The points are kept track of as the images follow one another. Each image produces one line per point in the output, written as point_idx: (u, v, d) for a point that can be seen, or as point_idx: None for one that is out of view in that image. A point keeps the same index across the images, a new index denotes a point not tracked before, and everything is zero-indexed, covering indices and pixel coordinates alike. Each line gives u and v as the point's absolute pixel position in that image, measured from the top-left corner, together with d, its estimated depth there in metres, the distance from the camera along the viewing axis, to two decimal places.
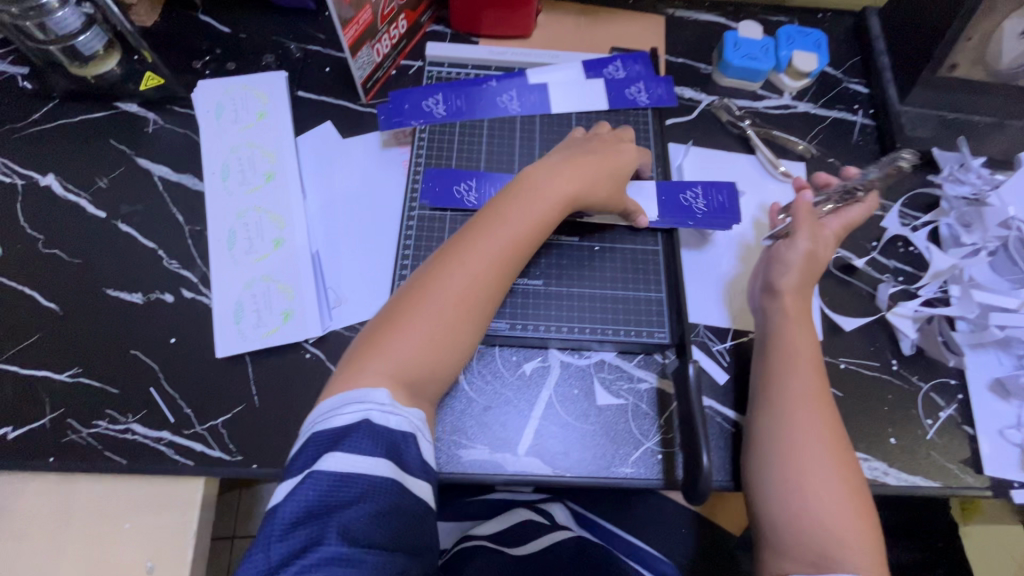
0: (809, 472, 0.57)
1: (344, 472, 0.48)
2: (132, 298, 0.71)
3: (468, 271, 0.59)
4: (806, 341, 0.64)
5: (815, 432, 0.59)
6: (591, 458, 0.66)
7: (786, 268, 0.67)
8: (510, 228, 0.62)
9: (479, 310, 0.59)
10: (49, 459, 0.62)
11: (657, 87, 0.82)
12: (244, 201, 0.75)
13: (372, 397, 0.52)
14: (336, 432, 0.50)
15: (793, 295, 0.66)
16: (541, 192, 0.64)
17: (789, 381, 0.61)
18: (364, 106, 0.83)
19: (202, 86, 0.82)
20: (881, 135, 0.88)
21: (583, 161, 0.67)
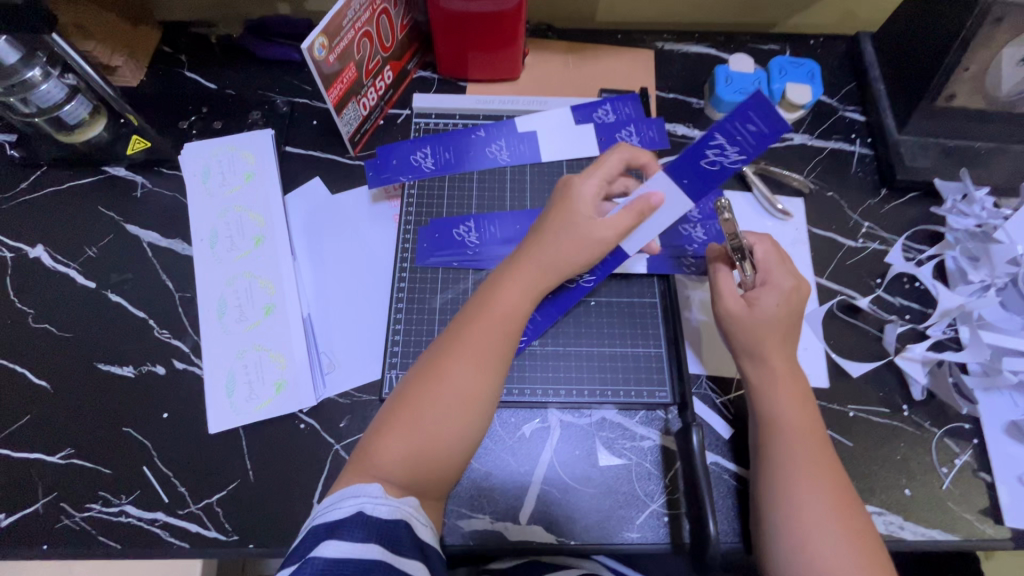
0: (819, 550, 0.52)
1: (339, 557, 0.47)
2: (123, 372, 0.69)
3: (466, 366, 0.57)
4: (794, 405, 0.59)
5: (819, 505, 0.54)
6: (597, 523, 0.64)
7: (755, 331, 0.61)
8: (480, 322, 0.59)
9: (458, 413, 0.55)
10: (42, 547, 0.61)
11: (649, 130, 0.81)
12: (233, 268, 0.74)
13: (364, 490, 0.52)
14: (333, 522, 0.50)
15: (774, 358, 0.61)
16: (511, 279, 0.61)
17: (780, 452, 0.57)
18: (353, 159, 0.82)
19: (189, 149, 0.81)
20: (880, 165, 0.86)
21: (551, 233, 0.62)
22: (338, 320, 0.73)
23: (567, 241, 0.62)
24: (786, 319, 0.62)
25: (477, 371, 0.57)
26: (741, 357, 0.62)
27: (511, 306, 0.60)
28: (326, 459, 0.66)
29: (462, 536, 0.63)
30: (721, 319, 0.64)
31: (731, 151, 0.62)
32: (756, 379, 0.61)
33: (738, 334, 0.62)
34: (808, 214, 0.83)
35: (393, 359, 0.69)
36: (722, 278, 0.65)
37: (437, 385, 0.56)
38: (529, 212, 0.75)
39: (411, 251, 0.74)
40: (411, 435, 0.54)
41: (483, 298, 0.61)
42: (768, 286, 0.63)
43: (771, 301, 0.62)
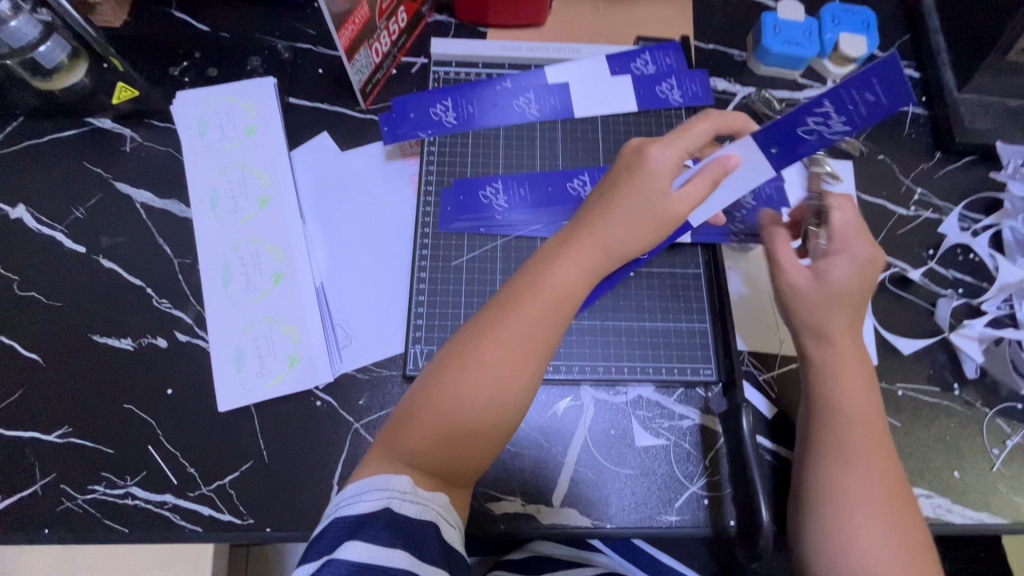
0: (859, 540, 0.49)
1: (363, 561, 0.41)
2: (121, 345, 0.64)
3: (503, 353, 0.50)
4: (857, 391, 0.54)
5: (868, 495, 0.50)
6: (633, 506, 0.60)
7: (818, 307, 0.56)
8: (521, 303, 0.52)
9: (494, 404, 0.50)
10: (44, 531, 0.57)
11: (690, 84, 0.74)
12: (237, 232, 0.68)
13: (392, 484, 0.47)
14: (358, 519, 0.45)
15: (840, 338, 0.55)
16: (561, 255, 0.54)
17: (833, 440, 0.53)
18: (364, 112, 0.75)
19: (181, 99, 0.73)
20: (936, 125, 0.79)
21: (614, 207, 0.55)
22: (355, 290, 0.67)
23: (635, 217, 0.54)
24: (856, 294, 0.56)
25: (516, 359, 0.50)
26: (802, 335, 0.57)
27: (560, 288, 0.52)
28: (346, 438, 0.61)
29: (491, 519, 0.60)
30: (781, 291, 0.59)
31: (834, 121, 0.55)
32: (818, 361, 0.56)
33: (799, 309, 0.57)
34: (857, 179, 0.77)
35: (416, 333, 0.63)
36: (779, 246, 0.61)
37: (472, 372, 0.50)
38: (562, 173, 0.69)
39: (432, 215, 0.68)
40: (441, 422, 0.49)
41: (526, 275, 0.54)
42: (843, 253, 0.57)
43: (845, 272, 0.56)
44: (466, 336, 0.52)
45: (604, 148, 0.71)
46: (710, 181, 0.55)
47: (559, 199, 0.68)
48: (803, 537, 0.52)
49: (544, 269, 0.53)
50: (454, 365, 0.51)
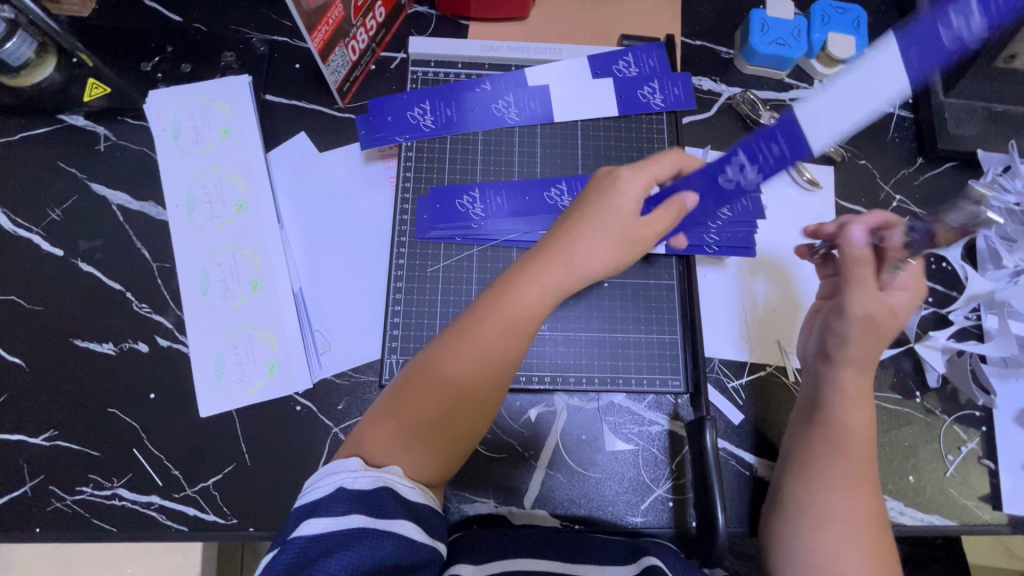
0: (840, 549, 0.51)
1: (320, 534, 0.43)
2: (103, 349, 0.65)
3: (476, 361, 0.51)
4: (863, 417, 0.57)
5: (850, 509, 0.53)
6: (601, 507, 0.63)
7: (847, 334, 0.59)
8: (489, 319, 0.52)
9: (460, 416, 0.51)
10: (36, 530, 0.60)
11: (672, 88, 0.73)
12: (214, 237, 0.68)
13: (343, 466, 0.47)
14: (312, 502, 0.45)
15: (857, 364, 0.59)
16: (527, 272, 0.53)
17: (826, 450, 0.56)
18: (342, 111, 0.73)
19: (154, 98, 0.72)
20: (919, 130, 0.79)
21: (583, 226, 0.55)
22: (333, 297, 0.68)
23: (603, 241, 0.54)
24: (879, 329, 0.59)
25: (481, 372, 0.51)
26: (825, 357, 0.61)
27: (525, 307, 0.53)
28: (324, 442, 0.63)
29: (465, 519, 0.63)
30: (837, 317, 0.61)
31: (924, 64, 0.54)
32: (837, 383, 0.59)
33: (839, 333, 0.60)
34: (837, 185, 0.77)
35: (392, 343, 0.64)
36: (861, 275, 0.61)
37: (440, 381, 0.51)
38: (539, 180, 0.69)
39: (408, 224, 0.68)
40: (412, 425, 0.50)
41: (495, 291, 0.54)
42: (860, 289, 0.60)
43: (860, 304, 0.59)
44: (442, 341, 0.53)
45: (583, 154, 0.71)
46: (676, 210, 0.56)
47: (535, 209, 0.68)
48: (783, 543, 0.54)
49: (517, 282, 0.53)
50: (430, 370, 0.51)
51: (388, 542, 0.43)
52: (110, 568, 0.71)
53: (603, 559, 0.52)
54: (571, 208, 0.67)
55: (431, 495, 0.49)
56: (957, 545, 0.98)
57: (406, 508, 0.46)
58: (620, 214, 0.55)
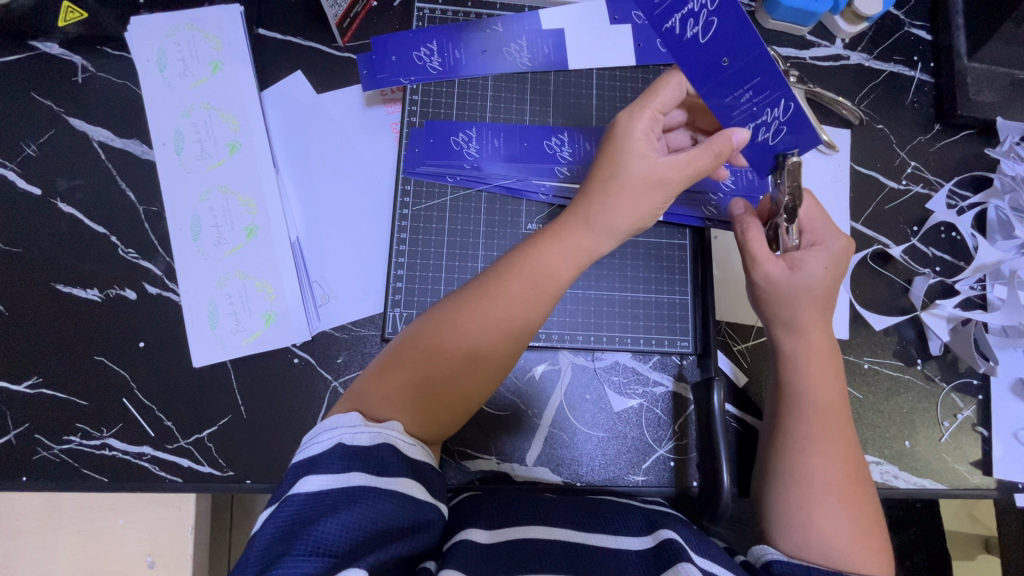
0: (816, 517, 0.51)
1: (320, 490, 0.41)
2: (87, 295, 0.62)
3: (489, 322, 0.50)
4: (816, 379, 0.56)
5: (820, 473, 0.53)
6: (602, 466, 0.63)
7: (795, 299, 0.56)
8: (509, 279, 0.51)
9: (475, 375, 0.50)
10: (21, 478, 0.57)
11: (734, 16, 0.44)
12: (205, 180, 0.64)
13: (341, 421, 0.45)
14: (311, 459, 0.43)
15: (810, 329, 0.57)
16: (550, 236, 0.53)
17: (798, 424, 0.55)
18: (341, 50, 0.69)
19: (136, 26, 0.66)
20: (939, 94, 0.76)
21: (613, 188, 0.52)
22: (332, 247, 0.65)
23: (622, 193, 0.52)
24: (831, 284, 0.57)
25: (497, 331, 0.50)
26: (773, 326, 0.58)
27: (547, 269, 0.51)
28: (323, 396, 0.61)
29: (465, 474, 0.62)
30: (756, 283, 0.58)
31: None
32: (789, 351, 0.57)
33: (774, 301, 0.57)
34: (853, 148, 0.75)
35: (395, 296, 0.62)
36: (755, 238, 0.58)
37: (454, 337, 0.49)
38: (551, 130, 0.66)
39: (399, 157, 0.65)
40: (416, 381, 0.48)
41: (515, 255, 0.53)
42: (818, 246, 0.57)
43: (818, 264, 0.56)
44: (457, 297, 0.51)
45: (598, 106, 0.68)
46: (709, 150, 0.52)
47: (538, 159, 0.65)
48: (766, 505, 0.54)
49: (551, 252, 0.52)
50: (439, 326, 0.50)
51: (390, 501, 0.42)
52: (99, 519, 0.69)
53: (619, 529, 0.51)
54: (573, 159, 0.65)
55: (431, 455, 0.48)
56: (934, 512, 1.02)
57: (409, 466, 0.44)
58: (637, 152, 0.52)
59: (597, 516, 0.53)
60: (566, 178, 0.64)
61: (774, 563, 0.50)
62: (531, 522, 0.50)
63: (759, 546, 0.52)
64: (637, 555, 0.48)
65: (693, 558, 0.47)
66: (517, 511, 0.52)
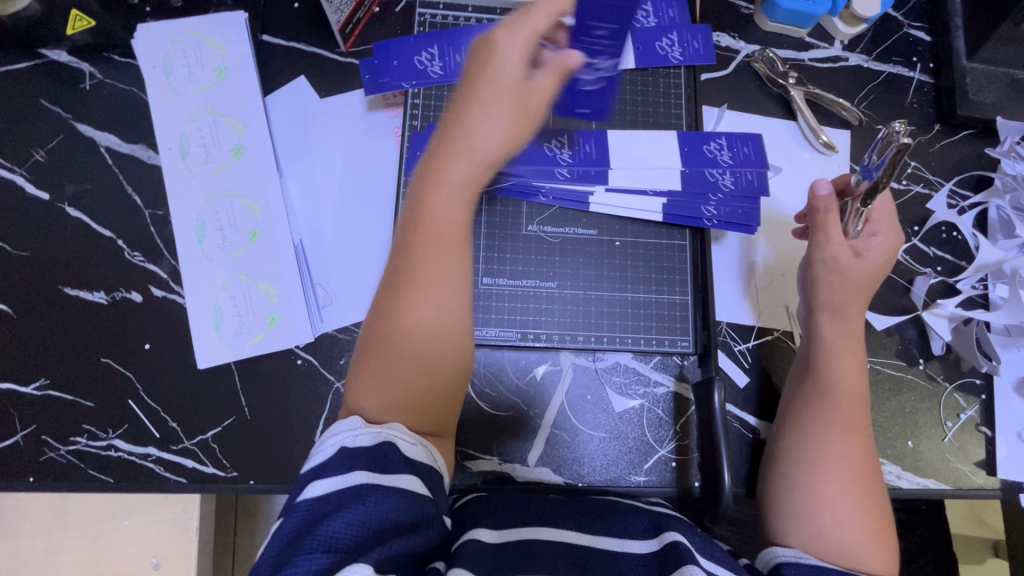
0: (831, 500, 0.51)
1: (325, 493, 0.42)
2: (94, 298, 0.63)
3: (426, 292, 0.48)
4: (851, 368, 0.56)
5: (843, 465, 0.53)
6: (604, 466, 0.63)
7: (847, 283, 0.57)
8: (418, 241, 0.49)
9: (433, 339, 0.48)
10: (29, 479, 0.58)
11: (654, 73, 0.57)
12: (210, 184, 0.65)
13: (343, 426, 0.46)
14: (316, 464, 0.44)
15: (852, 316, 0.58)
16: (430, 178, 0.50)
17: (823, 407, 0.55)
18: (344, 55, 0.70)
19: (143, 33, 0.67)
20: (938, 95, 0.77)
21: (473, 117, 0.50)
22: (334, 250, 0.65)
23: (466, 125, 0.50)
24: (884, 275, 0.58)
25: (433, 292, 0.48)
26: (817, 311, 0.59)
27: (443, 211, 0.49)
28: (326, 397, 0.61)
29: (468, 475, 0.62)
30: (821, 263, 0.59)
31: None
32: (829, 335, 0.58)
33: (828, 282, 0.58)
34: (853, 149, 0.75)
35: None
36: (831, 220, 0.59)
37: (391, 327, 0.48)
38: (550, 132, 0.67)
39: (401, 161, 0.66)
40: (385, 384, 0.48)
41: (409, 211, 0.50)
42: (879, 236, 0.59)
43: (881, 253, 0.58)
44: (387, 288, 0.50)
45: None
46: (525, 36, 0.51)
47: (538, 161, 0.66)
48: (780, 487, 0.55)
49: (434, 192, 0.49)
50: (382, 318, 0.49)
51: (394, 497, 0.42)
52: (105, 519, 0.70)
53: (624, 531, 0.51)
54: (571, 162, 0.66)
55: (433, 454, 0.47)
56: (939, 513, 1.01)
57: (409, 463, 0.45)
58: (487, 74, 0.50)
59: (602, 518, 0.53)
60: (565, 180, 0.66)
61: (785, 566, 0.49)
62: (537, 524, 0.51)
63: (769, 550, 0.51)
64: (643, 559, 0.48)
65: (698, 560, 0.47)
66: (519, 512, 0.52)
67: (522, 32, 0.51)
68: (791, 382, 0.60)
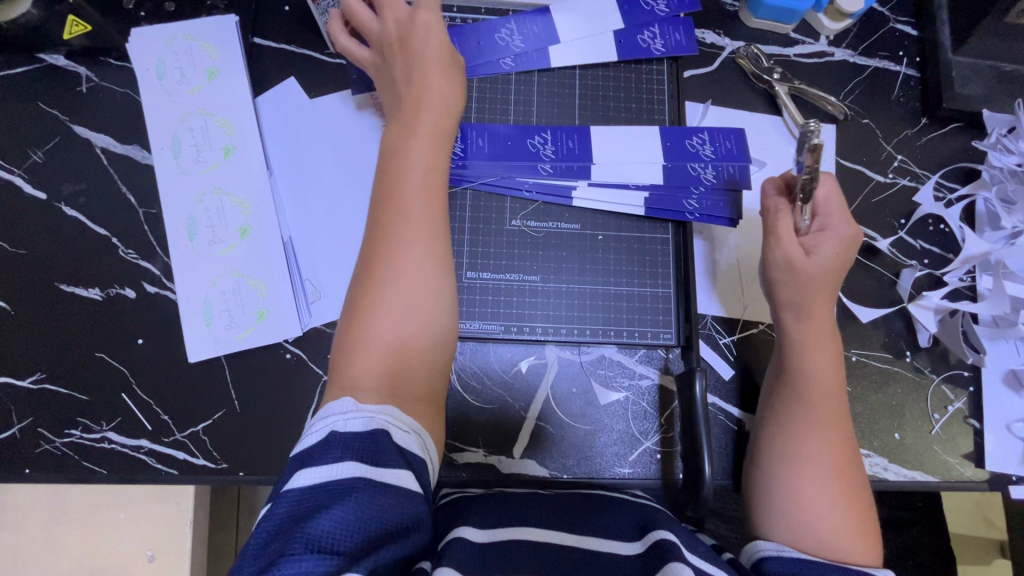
0: (812, 496, 0.51)
1: (317, 483, 0.42)
2: (89, 295, 0.64)
3: (407, 252, 0.52)
4: (822, 365, 0.56)
5: (823, 460, 0.53)
6: (588, 458, 0.64)
7: (811, 282, 0.57)
8: (393, 206, 0.54)
9: (416, 297, 0.52)
10: (25, 471, 0.60)
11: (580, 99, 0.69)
12: (202, 183, 0.67)
13: (333, 409, 0.47)
14: (307, 452, 0.44)
15: (817, 314, 0.57)
16: (400, 148, 0.56)
17: (798, 405, 0.55)
18: (333, 56, 0.71)
19: (137, 37, 0.69)
20: (925, 88, 0.77)
21: (432, 91, 0.57)
22: (323, 246, 0.67)
23: (429, 97, 0.57)
24: (842, 270, 0.58)
25: (408, 260, 0.52)
26: (780, 311, 0.59)
27: (415, 173, 0.55)
28: (314, 390, 0.62)
29: (453, 468, 0.63)
30: (774, 265, 0.59)
31: None
32: (797, 335, 0.58)
33: (788, 283, 0.58)
34: (839, 143, 0.76)
35: None
36: (782, 220, 0.59)
37: (376, 297, 0.51)
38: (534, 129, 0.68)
39: None
40: (380, 358, 0.49)
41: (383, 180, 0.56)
42: (828, 231, 0.59)
43: (831, 248, 0.57)
44: (368, 260, 0.53)
45: (581, 104, 0.71)
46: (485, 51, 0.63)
47: (522, 156, 0.67)
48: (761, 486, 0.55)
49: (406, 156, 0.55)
50: (370, 288, 0.52)
51: (387, 492, 0.42)
52: (101, 512, 0.71)
53: (609, 531, 0.51)
54: (554, 158, 0.67)
55: (427, 445, 0.48)
56: (937, 509, 1.01)
57: (403, 457, 0.45)
58: (435, 54, 0.59)
59: (582, 516, 0.53)
60: (548, 176, 0.67)
61: (768, 560, 0.50)
62: (522, 524, 0.51)
63: (753, 545, 0.52)
64: (627, 560, 0.48)
65: (686, 556, 0.47)
66: (498, 510, 0.53)
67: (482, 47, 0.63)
68: (767, 382, 0.60)
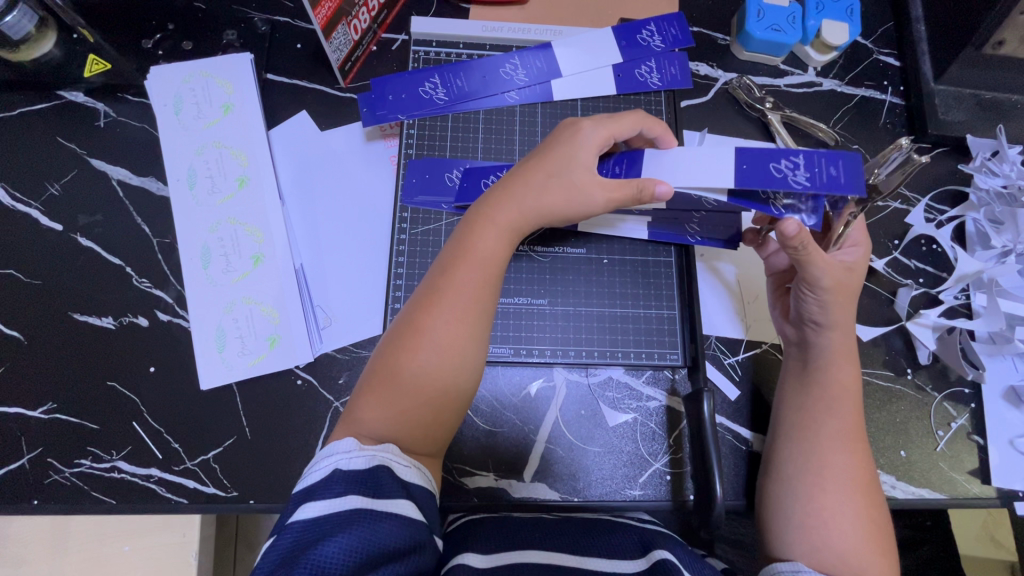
0: (830, 512, 0.52)
1: (318, 516, 0.43)
2: (102, 324, 0.65)
3: (447, 321, 0.52)
4: (844, 379, 0.58)
5: (846, 474, 0.54)
6: (600, 480, 0.64)
7: (840, 298, 0.58)
8: (454, 273, 0.54)
9: (449, 371, 0.51)
10: (33, 502, 0.59)
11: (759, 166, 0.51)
12: (216, 213, 0.68)
13: (338, 447, 0.47)
14: (310, 487, 0.45)
15: (841, 327, 0.58)
16: (482, 219, 0.56)
17: (822, 420, 0.56)
18: (343, 90, 0.74)
19: (156, 74, 0.72)
20: (911, 115, 0.80)
21: (532, 179, 0.58)
22: (333, 274, 0.68)
23: (526, 185, 0.57)
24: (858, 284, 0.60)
25: (459, 322, 0.52)
26: (805, 326, 0.60)
27: (485, 251, 0.55)
28: (325, 415, 0.63)
29: (463, 492, 0.63)
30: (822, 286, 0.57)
31: None
32: (824, 348, 0.59)
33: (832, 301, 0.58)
34: None
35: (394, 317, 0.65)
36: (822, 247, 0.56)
37: (413, 356, 0.51)
38: None
39: (397, 187, 0.69)
40: (392, 406, 0.50)
41: (454, 243, 0.56)
42: (855, 247, 0.61)
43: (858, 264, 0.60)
44: (411, 313, 0.53)
45: None
46: (607, 132, 0.59)
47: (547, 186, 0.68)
48: (778, 501, 0.55)
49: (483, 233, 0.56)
50: (404, 340, 0.52)
51: (387, 522, 0.43)
52: (106, 543, 0.70)
53: (614, 552, 0.52)
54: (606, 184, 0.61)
55: (428, 476, 0.50)
56: (945, 528, 1.00)
57: (403, 487, 0.46)
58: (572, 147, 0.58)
59: (588, 540, 0.53)
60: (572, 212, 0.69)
61: None
62: (529, 547, 0.51)
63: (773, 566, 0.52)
64: None
65: None
66: (503, 535, 0.53)
67: (605, 127, 0.59)
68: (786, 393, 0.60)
